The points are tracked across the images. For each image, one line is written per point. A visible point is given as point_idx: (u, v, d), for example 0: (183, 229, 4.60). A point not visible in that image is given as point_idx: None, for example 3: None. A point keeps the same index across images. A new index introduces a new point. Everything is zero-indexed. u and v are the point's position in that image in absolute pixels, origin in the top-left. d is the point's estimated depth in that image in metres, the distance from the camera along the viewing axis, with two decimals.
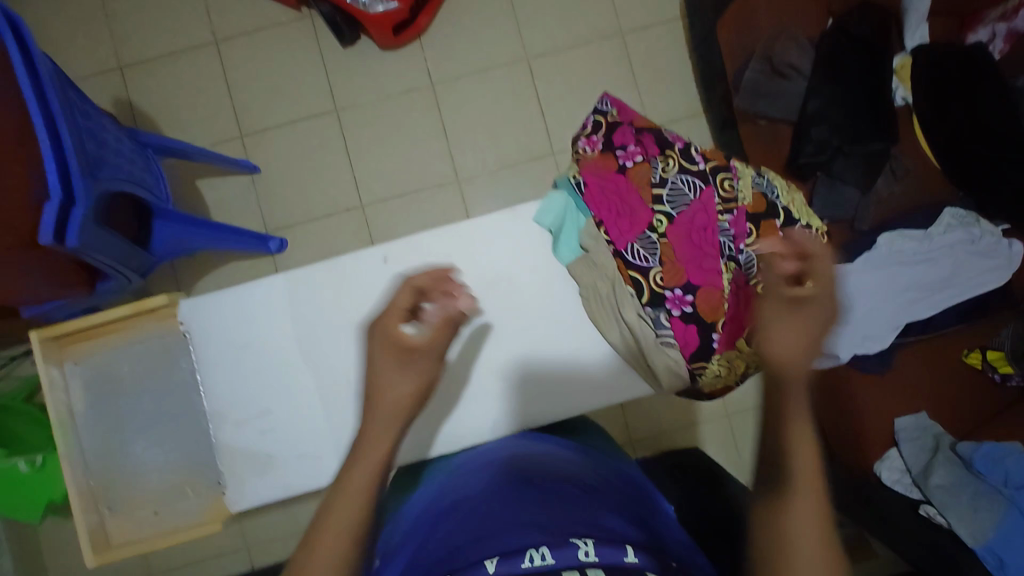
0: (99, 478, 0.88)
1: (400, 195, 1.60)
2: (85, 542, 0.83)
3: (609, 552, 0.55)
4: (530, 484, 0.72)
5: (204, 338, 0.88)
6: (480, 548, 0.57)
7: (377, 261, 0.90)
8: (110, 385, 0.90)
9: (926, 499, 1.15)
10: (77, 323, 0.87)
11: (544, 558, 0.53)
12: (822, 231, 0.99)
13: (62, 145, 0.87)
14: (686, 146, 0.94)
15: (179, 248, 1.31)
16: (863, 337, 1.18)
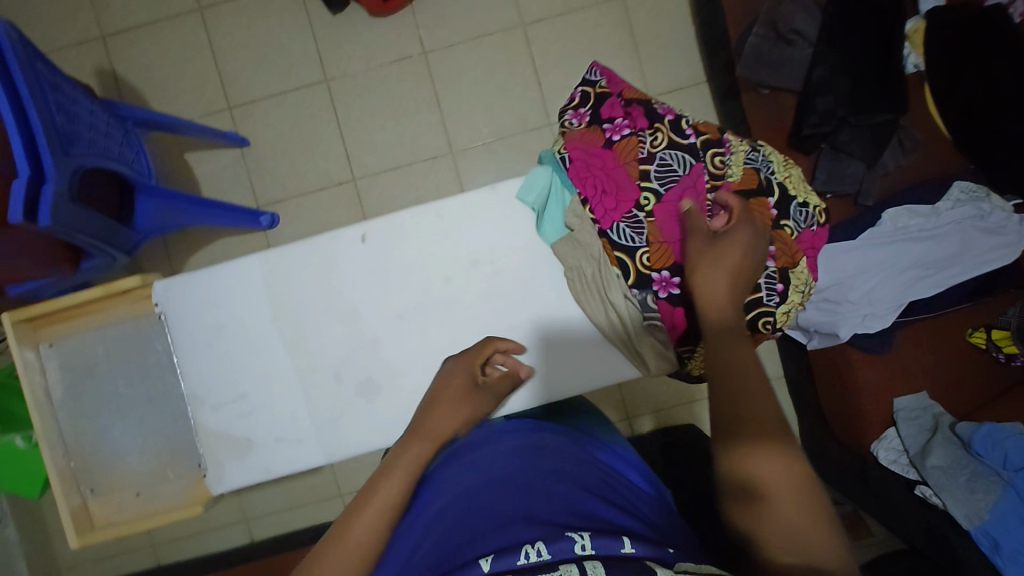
0: (79, 461, 0.88)
1: (393, 168, 1.57)
2: (67, 524, 0.84)
3: (603, 542, 0.56)
4: (519, 471, 0.72)
5: (180, 322, 0.87)
6: (473, 548, 0.58)
7: (356, 242, 0.88)
8: (85, 369, 0.89)
9: (923, 479, 1.14)
10: (51, 305, 0.85)
11: (540, 554, 0.54)
12: (820, 209, 0.95)
13: (31, 120, 0.84)
14: (676, 120, 0.90)
15: (165, 224, 1.28)
16: (863, 316, 1.14)
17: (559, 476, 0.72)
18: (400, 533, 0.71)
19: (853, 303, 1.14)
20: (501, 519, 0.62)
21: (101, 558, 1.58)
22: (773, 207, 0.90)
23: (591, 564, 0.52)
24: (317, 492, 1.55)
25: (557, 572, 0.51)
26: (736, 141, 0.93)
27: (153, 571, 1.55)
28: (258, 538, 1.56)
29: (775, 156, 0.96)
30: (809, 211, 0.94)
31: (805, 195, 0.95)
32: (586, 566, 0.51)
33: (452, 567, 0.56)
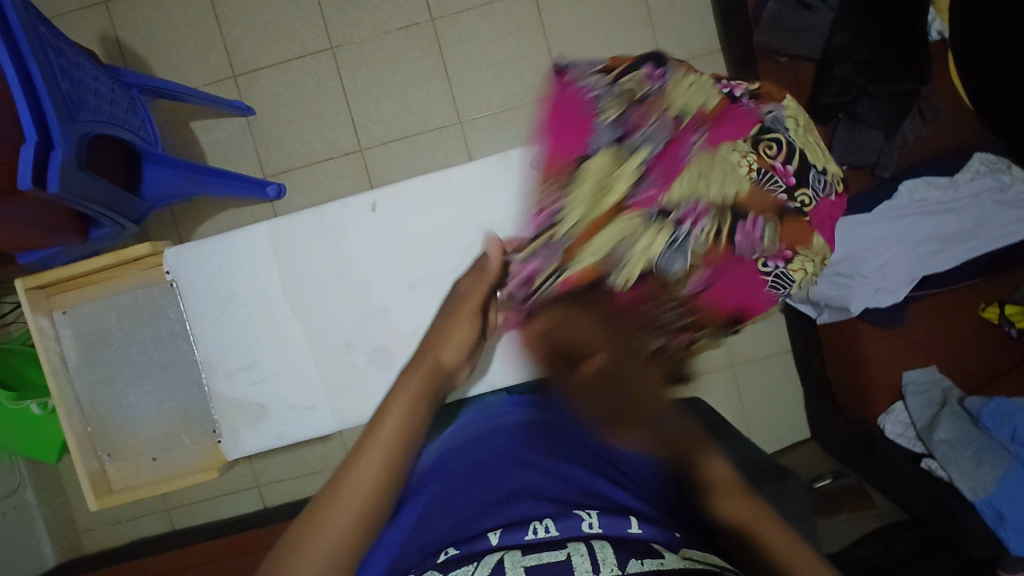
0: (96, 426, 0.90)
1: (400, 138, 1.55)
2: (86, 487, 0.86)
3: (612, 522, 0.59)
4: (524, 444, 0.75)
5: (191, 290, 0.87)
6: (480, 521, 0.63)
7: (366, 209, 0.87)
8: (98, 336, 0.89)
9: (930, 452, 1.15)
10: (63, 273, 0.86)
11: (549, 530, 0.58)
12: (837, 176, 0.88)
13: (37, 86, 0.83)
14: (660, 123, 0.83)
15: (173, 193, 1.28)
16: (875, 290, 1.14)
17: (561, 445, 0.75)
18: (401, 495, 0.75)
19: (865, 277, 1.14)
20: (509, 495, 0.66)
21: (119, 521, 1.62)
22: (789, 178, 0.83)
23: (597, 542, 0.54)
24: (328, 460, 1.57)
25: (566, 550, 0.53)
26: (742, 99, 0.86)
27: (170, 534, 1.60)
28: (270, 503, 1.59)
29: (792, 120, 0.86)
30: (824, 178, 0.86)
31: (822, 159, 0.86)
32: (594, 546, 0.54)
33: (462, 538, 0.61)
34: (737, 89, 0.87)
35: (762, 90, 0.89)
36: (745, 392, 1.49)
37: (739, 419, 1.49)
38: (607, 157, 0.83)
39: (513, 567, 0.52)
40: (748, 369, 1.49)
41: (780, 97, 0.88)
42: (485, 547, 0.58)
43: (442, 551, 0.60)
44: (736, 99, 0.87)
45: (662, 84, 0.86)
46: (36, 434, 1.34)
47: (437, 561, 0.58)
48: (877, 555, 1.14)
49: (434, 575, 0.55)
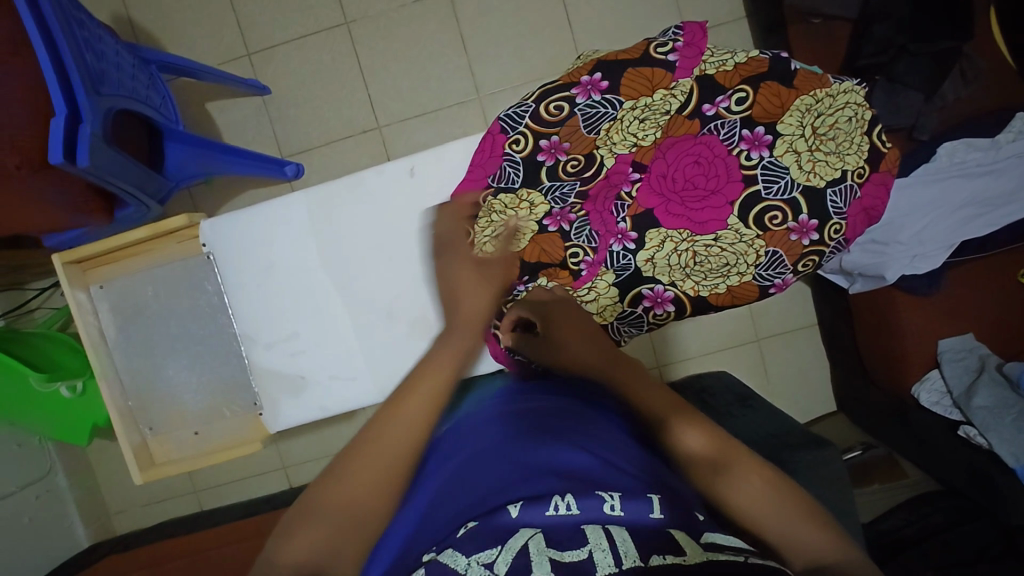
0: (136, 400, 0.90)
1: (419, 115, 1.52)
2: (130, 462, 0.87)
3: (633, 505, 0.59)
4: (522, 409, 0.79)
5: (225, 263, 0.87)
6: (487, 495, 0.65)
7: (403, 175, 0.85)
8: (136, 309, 0.89)
9: (968, 419, 1.13)
10: (97, 248, 0.85)
11: (570, 508, 0.59)
12: (858, 172, 0.79)
13: (63, 58, 0.82)
14: (589, 164, 0.82)
15: (195, 172, 1.27)
16: (913, 257, 1.12)
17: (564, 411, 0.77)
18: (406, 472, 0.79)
19: (902, 245, 1.11)
20: (508, 462, 0.69)
21: (148, 501, 1.64)
22: (802, 237, 0.79)
23: (617, 534, 0.55)
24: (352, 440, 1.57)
25: (587, 544, 0.53)
26: (731, 116, 0.79)
27: (198, 513, 1.62)
28: (296, 484, 1.60)
29: (795, 144, 0.78)
30: (842, 211, 0.79)
31: (838, 171, 0.79)
32: (615, 538, 0.53)
33: (482, 513, 0.61)
34: (721, 104, 0.80)
35: (758, 103, 0.79)
36: (772, 366, 1.48)
37: (764, 393, 1.49)
38: (512, 203, 0.81)
39: (540, 553, 0.52)
40: (773, 343, 1.47)
41: (772, 113, 0.78)
42: (504, 518, 0.59)
43: (461, 526, 0.60)
44: (705, 122, 0.80)
45: (596, 105, 0.80)
46: (66, 416, 1.35)
47: (457, 536, 0.58)
48: (911, 524, 1.14)
49: (455, 552, 0.54)
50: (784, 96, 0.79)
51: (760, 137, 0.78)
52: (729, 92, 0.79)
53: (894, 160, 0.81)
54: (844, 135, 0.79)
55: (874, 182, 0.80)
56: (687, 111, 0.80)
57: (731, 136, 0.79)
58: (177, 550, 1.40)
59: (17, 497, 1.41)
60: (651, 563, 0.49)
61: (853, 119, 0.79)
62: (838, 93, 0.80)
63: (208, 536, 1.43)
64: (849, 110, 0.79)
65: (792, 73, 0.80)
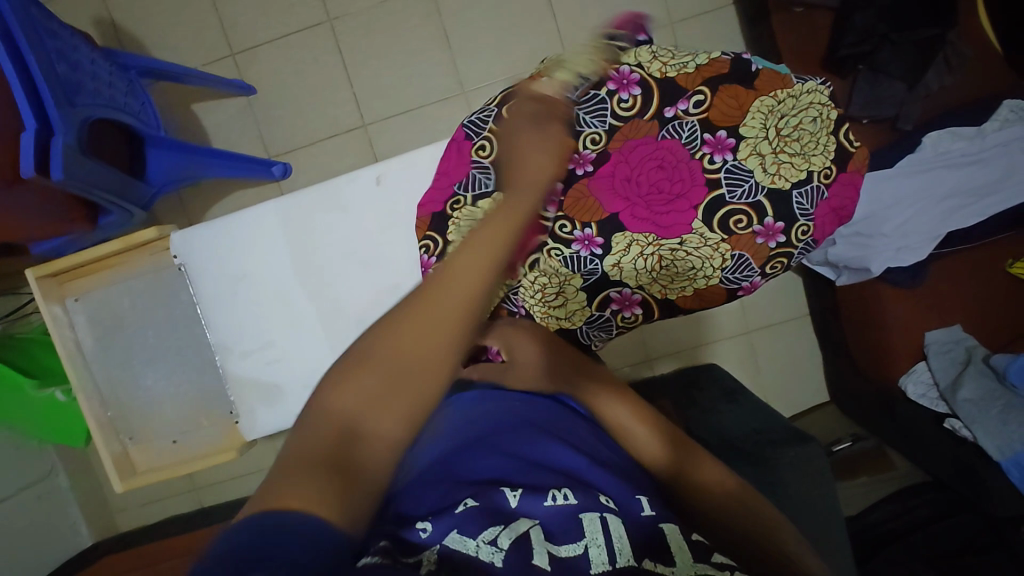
0: (116, 410, 0.91)
1: (403, 111, 1.52)
2: (111, 471, 0.88)
3: (626, 503, 0.61)
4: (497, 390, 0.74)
5: (198, 271, 0.87)
6: (483, 474, 0.61)
7: (371, 183, 0.85)
8: (113, 321, 0.90)
9: (953, 412, 1.12)
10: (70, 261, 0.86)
11: (568, 497, 0.58)
12: (824, 172, 0.80)
13: (32, 73, 0.83)
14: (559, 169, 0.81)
15: (180, 177, 1.27)
16: (897, 249, 1.11)
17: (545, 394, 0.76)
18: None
19: (887, 236, 1.10)
20: (499, 436, 0.66)
21: (148, 501, 1.67)
22: (768, 240, 0.81)
23: (613, 526, 0.57)
24: None
25: (583, 538, 0.55)
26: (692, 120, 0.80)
27: (198, 511, 1.64)
28: None
29: (759, 147, 0.80)
30: (808, 211, 0.81)
31: (804, 172, 0.80)
32: (611, 532, 0.56)
33: (478, 489, 0.58)
34: (680, 106, 0.81)
35: (716, 106, 0.80)
36: (761, 358, 1.47)
37: (754, 385, 1.49)
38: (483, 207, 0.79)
39: (540, 544, 0.54)
40: (763, 335, 1.47)
41: (731, 114, 0.80)
42: (504, 501, 0.57)
43: (459, 502, 0.57)
44: (663, 126, 0.81)
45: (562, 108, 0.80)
46: (60, 420, 1.37)
47: (454, 512, 0.55)
48: (897, 517, 1.14)
49: (459, 535, 0.53)
50: (742, 97, 0.81)
51: (722, 141, 0.80)
52: (689, 94, 0.81)
53: (864, 158, 0.82)
54: (809, 138, 0.81)
55: (842, 180, 0.81)
56: (649, 114, 0.81)
57: (693, 140, 0.80)
58: (176, 548, 1.43)
59: (15, 500, 1.44)
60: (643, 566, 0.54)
61: (817, 121, 0.81)
62: (802, 92, 0.81)
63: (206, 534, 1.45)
64: (814, 112, 0.81)
65: (754, 74, 0.81)
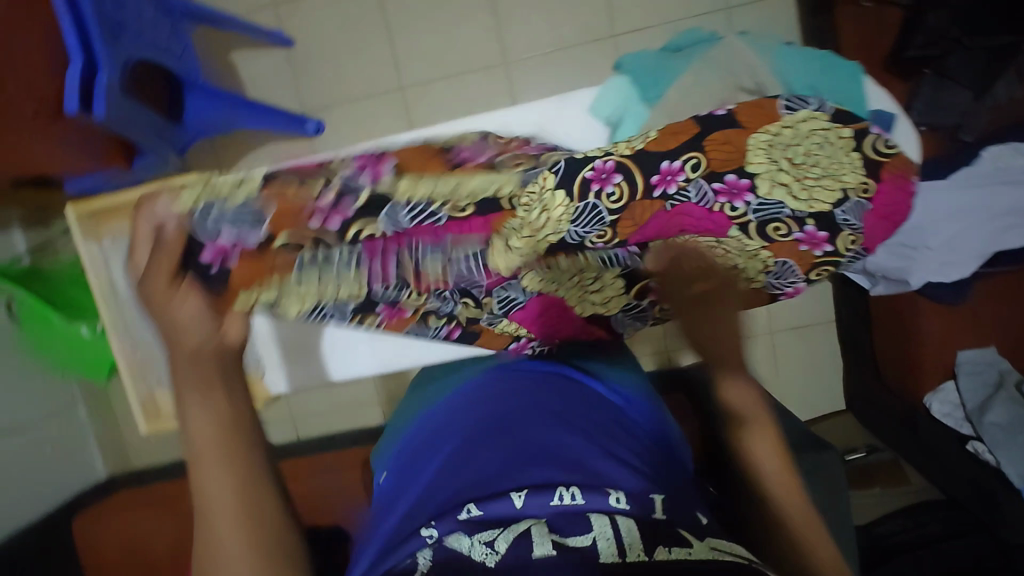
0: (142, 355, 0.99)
1: (443, 77, 1.50)
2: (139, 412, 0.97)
3: (637, 500, 0.61)
4: (504, 408, 0.79)
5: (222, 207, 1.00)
6: (487, 477, 0.66)
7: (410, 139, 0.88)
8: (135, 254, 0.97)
9: (977, 435, 1.09)
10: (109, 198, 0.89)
11: (574, 497, 0.60)
12: (863, 186, 0.70)
13: (80, 10, 0.84)
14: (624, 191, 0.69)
15: (215, 128, 1.25)
16: (942, 264, 1.08)
17: (553, 395, 0.81)
18: (400, 449, 0.87)
19: (931, 249, 1.06)
20: (503, 440, 0.72)
21: (163, 440, 1.72)
22: (812, 248, 0.75)
23: (623, 523, 0.57)
24: (359, 399, 1.59)
25: (592, 531, 0.56)
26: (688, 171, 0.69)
27: None
28: (306, 433, 1.62)
29: (777, 178, 0.69)
30: (856, 226, 0.73)
31: (838, 192, 0.70)
32: (620, 529, 0.56)
33: (483, 497, 0.63)
34: (678, 178, 0.69)
35: (715, 167, 0.69)
36: (783, 360, 1.45)
37: (772, 386, 1.47)
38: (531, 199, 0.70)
39: (540, 536, 0.55)
40: (788, 338, 1.44)
41: (737, 158, 0.68)
42: (509, 507, 0.60)
43: (463, 508, 0.62)
44: (665, 200, 0.71)
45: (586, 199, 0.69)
46: (81, 358, 1.41)
47: (460, 520, 0.60)
48: (907, 531, 1.12)
49: (461, 536, 0.57)
50: (735, 139, 0.68)
51: (738, 185, 0.70)
52: (678, 163, 0.69)
53: (905, 159, 0.70)
54: (829, 166, 0.69)
55: (891, 190, 0.71)
56: (641, 192, 0.70)
57: (705, 198, 0.71)
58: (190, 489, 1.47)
59: (36, 427, 1.49)
60: (655, 557, 0.52)
61: (827, 146, 0.68)
62: (800, 120, 0.68)
63: None
64: (820, 137, 0.68)
65: (732, 112, 0.68)
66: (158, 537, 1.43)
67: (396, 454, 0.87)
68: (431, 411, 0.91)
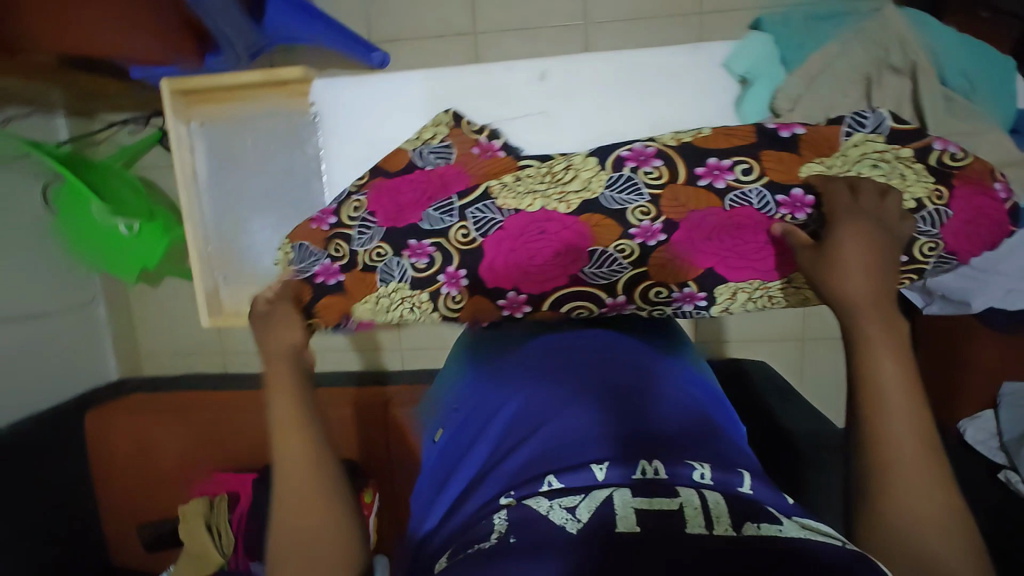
0: (217, 249, 1.13)
1: (519, 28, 1.44)
2: (204, 307, 1.11)
3: (723, 475, 0.59)
4: (568, 376, 0.76)
5: (329, 113, 1.04)
6: (561, 449, 0.63)
7: (534, 75, 0.98)
8: (228, 145, 1.09)
9: (1012, 465, 1.05)
10: (205, 82, 1.01)
11: (656, 472, 0.58)
12: (936, 190, 0.62)
13: None
14: (665, 169, 0.68)
15: (289, 37, 1.22)
16: (1006, 292, 1.06)
17: (619, 368, 0.77)
18: (457, 407, 0.86)
19: (1000, 276, 1.04)
20: (569, 406, 0.69)
21: (177, 352, 1.71)
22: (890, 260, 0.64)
23: (712, 498, 0.55)
24: (379, 341, 1.56)
25: (678, 497, 0.55)
26: (737, 164, 0.66)
27: (222, 374, 1.68)
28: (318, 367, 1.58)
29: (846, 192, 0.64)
30: (932, 232, 0.63)
31: (911, 201, 0.63)
32: (706, 498, 0.54)
33: (562, 467, 0.60)
34: (727, 176, 0.66)
35: (775, 178, 0.65)
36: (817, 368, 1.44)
37: None
38: (551, 172, 0.73)
39: (624, 506, 0.53)
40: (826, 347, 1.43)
41: (788, 174, 0.65)
42: (590, 479, 0.58)
43: (543, 479, 0.59)
44: (722, 196, 0.66)
45: (625, 174, 0.69)
46: (116, 254, 1.39)
47: (540, 489, 0.58)
48: None
49: (541, 500, 0.56)
50: (790, 162, 0.66)
51: (801, 200, 0.65)
52: (727, 161, 0.66)
53: (982, 169, 0.62)
54: (890, 182, 0.63)
55: (971, 199, 0.63)
56: (681, 178, 0.67)
57: (767, 205, 0.66)
58: (203, 401, 1.47)
59: (58, 316, 1.50)
60: (742, 532, 0.49)
61: (885, 166, 0.64)
62: (851, 147, 0.66)
63: (230, 396, 1.47)
64: (877, 156, 0.65)
65: (795, 134, 0.67)
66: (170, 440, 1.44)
67: (453, 412, 0.86)
68: (491, 368, 0.87)
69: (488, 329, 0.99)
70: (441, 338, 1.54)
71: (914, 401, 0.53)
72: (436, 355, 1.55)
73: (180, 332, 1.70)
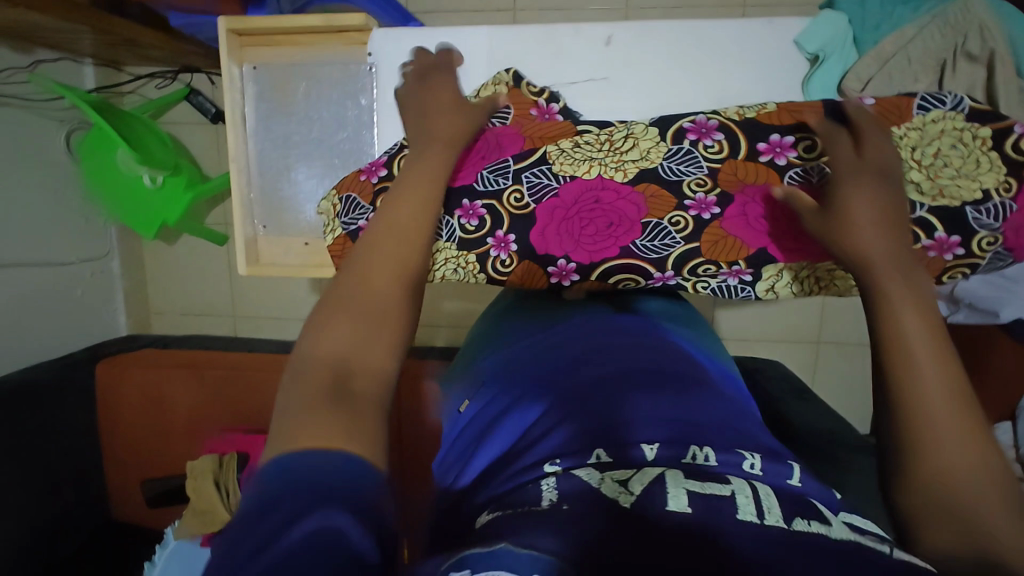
0: (258, 193, 1.12)
1: (559, 8, 1.42)
2: (241, 255, 1.10)
3: (775, 468, 0.49)
4: (603, 344, 0.66)
5: (385, 64, 1.01)
6: (608, 419, 0.53)
7: (599, 41, 0.94)
8: (278, 90, 1.07)
9: None
10: (261, 25, 1.00)
11: (708, 459, 0.48)
12: (1004, 182, 0.63)
13: None
14: (727, 143, 0.70)
15: None
16: None
17: (658, 344, 0.67)
18: (477, 373, 0.76)
19: None
20: (614, 373, 0.60)
21: (187, 314, 1.69)
22: (942, 254, 0.65)
23: (762, 490, 0.45)
24: None
25: (731, 485, 0.45)
26: (798, 140, 0.67)
27: (231, 338, 1.67)
28: None
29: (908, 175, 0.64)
30: (993, 227, 0.64)
31: (978, 190, 0.63)
32: (759, 491, 0.44)
33: (609, 441, 0.50)
34: (789, 153, 0.68)
35: None
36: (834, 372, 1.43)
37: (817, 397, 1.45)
38: (610, 136, 0.74)
39: (676, 486, 0.44)
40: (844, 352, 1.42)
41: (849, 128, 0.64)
42: (640, 459, 0.48)
43: (590, 452, 0.49)
44: (782, 173, 0.68)
45: (686, 146, 0.70)
46: (136, 207, 1.37)
47: (588, 462, 0.48)
48: None
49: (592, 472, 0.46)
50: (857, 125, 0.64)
51: None
52: (790, 137, 0.68)
53: None
54: (963, 166, 0.64)
55: None
56: (743, 152, 0.69)
57: None
58: (213, 362, 1.45)
59: (73, 267, 1.48)
60: (793, 527, 0.40)
61: (961, 147, 0.64)
62: (929, 122, 0.66)
63: (242, 358, 1.46)
64: (954, 139, 0.65)
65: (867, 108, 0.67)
66: (183, 396, 1.43)
67: (477, 378, 0.75)
68: (517, 334, 0.78)
69: (513, 298, 0.89)
70: (457, 316, 1.53)
71: (937, 341, 0.47)
72: (451, 332, 1.54)
73: (192, 291, 1.67)
